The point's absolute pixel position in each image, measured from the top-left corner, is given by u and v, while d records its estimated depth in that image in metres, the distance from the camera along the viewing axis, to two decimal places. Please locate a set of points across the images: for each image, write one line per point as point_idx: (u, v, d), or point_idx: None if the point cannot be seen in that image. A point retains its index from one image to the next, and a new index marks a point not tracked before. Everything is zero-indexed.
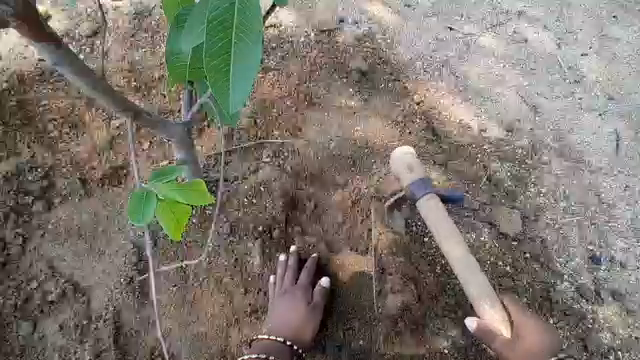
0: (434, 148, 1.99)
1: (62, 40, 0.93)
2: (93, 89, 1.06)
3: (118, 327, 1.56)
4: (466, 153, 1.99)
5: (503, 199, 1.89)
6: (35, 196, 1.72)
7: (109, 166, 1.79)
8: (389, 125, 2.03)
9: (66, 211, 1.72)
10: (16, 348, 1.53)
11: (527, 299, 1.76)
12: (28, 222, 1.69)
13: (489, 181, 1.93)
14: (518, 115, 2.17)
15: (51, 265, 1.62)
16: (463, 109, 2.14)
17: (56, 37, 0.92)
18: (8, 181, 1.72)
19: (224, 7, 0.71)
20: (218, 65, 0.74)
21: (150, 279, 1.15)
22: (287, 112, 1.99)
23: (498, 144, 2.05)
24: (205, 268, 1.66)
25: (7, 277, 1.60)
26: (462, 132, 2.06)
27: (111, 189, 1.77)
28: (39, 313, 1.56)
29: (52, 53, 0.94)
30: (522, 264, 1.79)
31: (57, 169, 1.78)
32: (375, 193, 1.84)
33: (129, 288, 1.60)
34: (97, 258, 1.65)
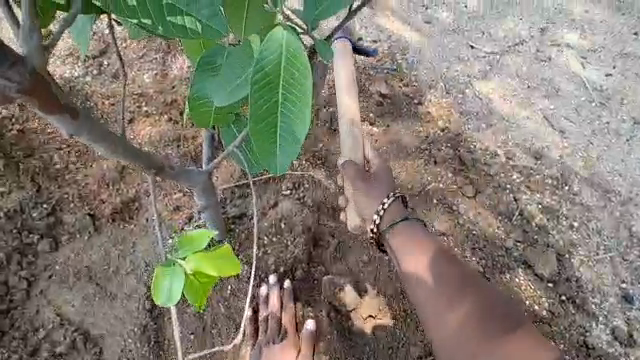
0: (463, 178, 1.88)
1: (77, 110, 0.90)
2: (113, 150, 1.03)
3: None
4: (494, 183, 1.90)
5: (535, 235, 1.80)
6: (41, 234, 1.61)
7: (120, 200, 1.69)
8: (413, 153, 1.92)
9: (74, 249, 1.62)
10: None
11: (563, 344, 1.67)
12: (33, 263, 1.58)
13: (521, 215, 1.83)
14: (546, 140, 2.05)
15: (59, 312, 1.52)
16: (488, 135, 2.03)
17: (71, 107, 0.89)
18: (11, 219, 1.60)
19: (268, 71, 0.78)
20: (262, 128, 0.83)
21: (176, 339, 1.13)
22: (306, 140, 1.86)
23: (527, 173, 1.95)
24: (223, 313, 1.56)
25: (12, 326, 1.50)
26: (489, 160, 1.96)
27: (122, 225, 1.67)
28: None
29: (68, 124, 0.91)
30: (557, 307, 1.71)
31: (65, 203, 1.67)
32: None
33: (144, 336, 1.51)
34: (108, 302, 1.55)
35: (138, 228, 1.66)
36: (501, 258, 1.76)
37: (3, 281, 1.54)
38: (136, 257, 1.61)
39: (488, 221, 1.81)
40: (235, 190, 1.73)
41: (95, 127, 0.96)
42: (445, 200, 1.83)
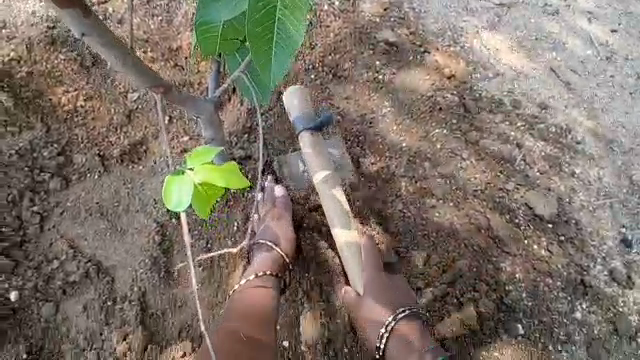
0: (467, 125, 1.88)
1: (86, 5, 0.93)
2: (122, 62, 1.05)
3: (144, 309, 1.46)
4: (498, 131, 1.90)
5: (539, 180, 1.81)
6: (52, 173, 1.65)
7: (128, 143, 1.73)
8: (419, 100, 1.91)
9: (84, 188, 1.65)
10: (38, 332, 1.41)
11: (560, 282, 1.64)
12: (45, 200, 1.61)
13: (525, 161, 1.84)
14: (552, 91, 2.05)
15: (72, 244, 1.54)
16: (494, 85, 2.02)
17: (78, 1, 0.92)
18: (22, 158, 1.64)
19: None
20: (258, 33, 0.81)
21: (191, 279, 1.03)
22: (311, 87, 1.89)
23: (531, 122, 1.96)
24: (229, 248, 1.60)
25: (25, 258, 1.50)
26: (494, 109, 1.96)
27: (130, 166, 1.70)
28: (61, 294, 1.46)
29: (77, 20, 0.94)
30: (556, 247, 1.70)
31: (73, 144, 1.71)
32: (404, 173, 1.75)
33: (154, 267, 1.52)
34: (118, 236, 1.57)
35: (146, 169, 1.70)
36: (501, 201, 1.72)
37: (16, 215, 1.57)
38: (145, 196, 1.64)
39: (492, 167, 1.79)
40: (240, 134, 1.75)
41: (107, 33, 0.99)
42: (448, 146, 1.81)
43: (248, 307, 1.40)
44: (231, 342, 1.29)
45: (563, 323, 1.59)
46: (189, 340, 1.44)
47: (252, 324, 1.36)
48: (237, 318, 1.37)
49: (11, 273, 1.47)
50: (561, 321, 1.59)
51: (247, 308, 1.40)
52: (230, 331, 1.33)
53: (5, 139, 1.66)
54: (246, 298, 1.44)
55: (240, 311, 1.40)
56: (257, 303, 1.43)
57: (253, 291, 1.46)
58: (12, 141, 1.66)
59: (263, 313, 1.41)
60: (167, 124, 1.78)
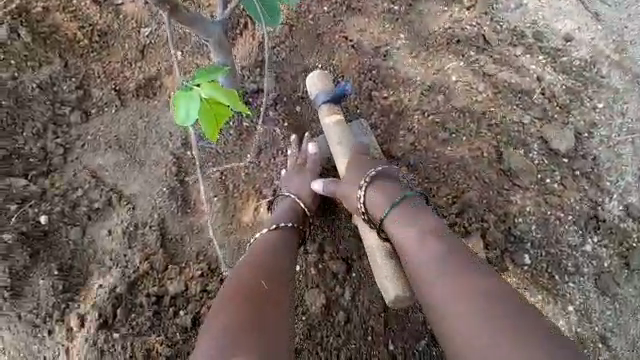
0: (485, 58, 1.82)
1: None
2: None
3: (164, 233, 1.54)
4: (517, 64, 1.83)
5: (557, 114, 1.76)
6: (72, 107, 1.70)
7: (143, 77, 1.75)
8: (435, 33, 1.84)
9: (103, 122, 1.70)
10: (67, 253, 1.50)
11: (573, 216, 1.61)
12: (67, 133, 1.68)
13: (544, 94, 1.78)
14: (578, 24, 1.94)
15: (95, 174, 1.62)
16: (516, 16, 1.93)
17: None
18: (44, 91, 1.70)
19: None
20: None
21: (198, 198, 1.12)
22: (324, 19, 1.82)
23: (553, 56, 1.88)
24: (243, 179, 1.62)
25: (52, 186, 1.59)
26: (514, 42, 1.88)
27: (146, 101, 1.73)
28: (87, 220, 1.55)
29: None
30: (571, 181, 1.65)
31: (90, 79, 1.75)
32: (418, 106, 1.72)
33: (172, 196, 1.58)
34: (136, 167, 1.64)
35: (161, 103, 1.73)
36: (516, 135, 1.69)
37: (41, 147, 1.64)
38: (160, 129, 1.68)
39: (509, 100, 1.74)
40: (252, 68, 1.74)
41: None
42: (465, 79, 1.76)
43: (269, 244, 1.35)
44: (252, 268, 1.23)
45: (574, 255, 1.57)
46: (206, 263, 1.51)
47: (274, 258, 1.30)
48: (259, 253, 1.31)
49: (40, 199, 1.56)
50: (571, 254, 1.57)
51: (268, 246, 1.35)
52: (251, 261, 1.27)
53: (26, 73, 1.70)
54: (268, 238, 1.38)
55: (262, 247, 1.34)
56: (279, 241, 1.37)
57: (277, 233, 1.40)
58: (33, 75, 1.70)
59: (285, 251, 1.35)
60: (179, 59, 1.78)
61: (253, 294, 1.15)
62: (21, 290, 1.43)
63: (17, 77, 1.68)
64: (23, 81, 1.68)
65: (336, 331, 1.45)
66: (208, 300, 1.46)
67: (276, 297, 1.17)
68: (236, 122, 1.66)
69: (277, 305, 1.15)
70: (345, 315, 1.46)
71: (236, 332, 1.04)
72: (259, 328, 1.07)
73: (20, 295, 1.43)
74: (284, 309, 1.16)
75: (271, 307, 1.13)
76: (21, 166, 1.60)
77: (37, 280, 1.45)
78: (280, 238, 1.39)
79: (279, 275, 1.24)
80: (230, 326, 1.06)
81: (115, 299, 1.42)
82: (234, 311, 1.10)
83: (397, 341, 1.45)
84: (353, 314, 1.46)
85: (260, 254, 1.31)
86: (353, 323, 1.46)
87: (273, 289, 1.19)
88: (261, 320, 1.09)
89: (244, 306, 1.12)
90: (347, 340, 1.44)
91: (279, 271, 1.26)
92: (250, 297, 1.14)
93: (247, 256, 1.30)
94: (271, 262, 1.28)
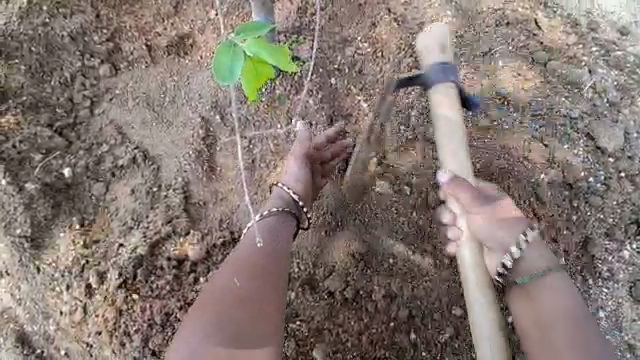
0: (536, 43, 1.70)
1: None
2: None
3: (187, 197, 1.49)
4: (569, 53, 1.72)
5: (606, 111, 1.64)
6: (102, 60, 1.65)
7: (175, 34, 1.69)
8: (484, 13, 1.74)
9: (132, 77, 1.65)
10: (89, 207, 1.47)
11: (613, 219, 1.53)
12: (95, 85, 1.63)
13: (594, 89, 1.66)
14: (636, 17, 1.81)
15: (121, 131, 1.58)
16: (571, 3, 1.81)
17: None
18: (74, 41, 1.64)
19: None
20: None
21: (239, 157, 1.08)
22: None
23: (608, 48, 1.75)
24: (271, 151, 1.57)
25: (78, 139, 1.56)
26: (568, 30, 1.76)
27: (177, 59, 1.67)
28: (111, 176, 1.51)
29: None
30: (614, 182, 1.56)
31: (122, 32, 1.69)
32: (460, 90, 1.62)
33: (197, 160, 1.53)
34: (164, 127, 1.59)
35: (192, 63, 1.67)
36: (561, 129, 1.60)
37: (69, 98, 1.60)
38: (190, 90, 1.62)
39: (557, 91, 1.64)
40: (289, 34, 1.66)
41: None
42: (512, 64, 1.67)
43: (267, 240, 1.26)
44: (242, 274, 1.19)
45: (608, 260, 1.51)
46: (229, 231, 1.46)
47: (268, 262, 1.22)
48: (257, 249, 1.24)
49: (65, 151, 1.52)
50: (605, 259, 1.50)
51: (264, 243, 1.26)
52: (244, 262, 1.21)
53: (57, 21, 1.64)
54: (266, 230, 1.29)
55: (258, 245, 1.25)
56: (272, 233, 1.28)
57: (278, 224, 1.30)
58: (64, 23, 1.64)
59: (282, 249, 1.26)
60: (213, 19, 1.71)
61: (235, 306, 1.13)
62: (42, 241, 1.41)
63: (48, 23, 1.63)
64: (54, 28, 1.63)
65: (359, 313, 1.40)
66: None
67: (257, 310, 1.13)
68: (269, 89, 1.59)
69: (254, 319, 1.12)
70: (368, 300, 1.41)
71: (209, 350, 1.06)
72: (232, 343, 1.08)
73: (40, 246, 1.41)
74: (265, 325, 1.13)
75: (249, 324, 1.11)
76: (47, 116, 1.56)
77: (57, 233, 1.43)
78: (275, 228, 1.29)
79: (267, 284, 1.18)
80: (206, 340, 1.08)
81: (136, 260, 1.38)
82: (211, 329, 1.09)
83: (420, 329, 1.40)
84: (378, 297, 1.41)
85: (251, 254, 1.23)
86: (376, 307, 1.40)
87: (256, 301, 1.15)
88: (236, 335, 1.09)
89: (223, 319, 1.12)
90: (369, 324, 1.39)
91: (267, 277, 1.19)
92: (231, 310, 1.12)
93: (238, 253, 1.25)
94: (260, 269, 1.20)
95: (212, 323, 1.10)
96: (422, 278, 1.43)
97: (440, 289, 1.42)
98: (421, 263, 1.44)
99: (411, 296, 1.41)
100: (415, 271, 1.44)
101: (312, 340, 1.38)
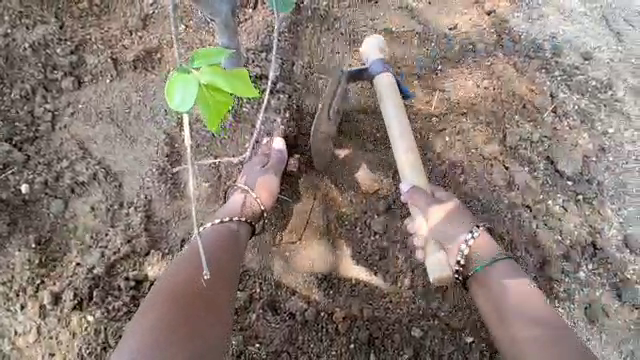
0: (501, 65, 1.74)
1: None
2: None
3: (149, 215, 1.47)
4: (532, 77, 1.76)
5: (566, 135, 1.69)
6: (65, 72, 1.62)
7: (143, 48, 1.67)
8: (450, 37, 1.78)
9: (96, 91, 1.62)
10: (46, 225, 1.43)
11: (570, 241, 1.57)
12: (57, 98, 1.60)
13: (555, 113, 1.71)
14: (600, 42, 1.86)
15: (82, 146, 1.54)
16: (536, 28, 1.85)
17: None
18: (36, 53, 1.60)
19: None
20: None
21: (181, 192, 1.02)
22: (338, 12, 1.78)
23: (570, 72, 1.80)
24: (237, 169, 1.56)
25: (36, 154, 1.52)
26: (532, 53, 1.81)
27: (143, 74, 1.65)
28: (70, 193, 1.48)
29: None
30: (572, 205, 1.61)
31: (87, 44, 1.66)
32: (425, 111, 1.65)
33: (162, 178, 1.51)
34: (127, 143, 1.56)
35: (159, 79, 1.65)
36: (524, 152, 1.63)
37: (29, 111, 1.57)
38: (155, 106, 1.60)
39: (520, 113, 1.68)
40: (257, 53, 1.67)
41: None
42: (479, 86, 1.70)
43: (221, 245, 1.32)
44: (199, 271, 1.23)
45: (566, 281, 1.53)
46: None
47: (223, 261, 1.28)
48: (209, 250, 1.29)
49: (22, 167, 1.48)
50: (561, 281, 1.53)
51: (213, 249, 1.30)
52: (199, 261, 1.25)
53: (19, 31, 1.61)
54: (221, 234, 1.36)
55: (212, 249, 1.30)
56: (228, 236, 1.36)
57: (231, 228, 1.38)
58: (26, 35, 1.61)
59: (238, 254, 1.34)
60: (182, 34, 1.70)
61: (187, 303, 1.16)
62: None
63: (10, 34, 1.60)
64: (15, 39, 1.60)
65: (319, 335, 1.39)
66: None
67: (217, 307, 1.18)
68: (235, 108, 1.60)
69: (207, 316, 1.16)
70: (329, 322, 1.40)
71: (172, 352, 1.08)
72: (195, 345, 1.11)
73: None
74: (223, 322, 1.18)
75: (210, 320, 1.16)
76: (6, 129, 1.53)
77: (12, 251, 1.39)
78: (231, 238, 1.36)
79: (219, 281, 1.23)
80: (160, 340, 1.09)
81: (91, 281, 1.36)
82: (175, 333, 1.10)
83: (379, 351, 1.39)
84: (338, 320, 1.40)
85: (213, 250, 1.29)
86: (336, 329, 1.40)
87: (215, 298, 1.20)
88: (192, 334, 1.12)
89: (177, 315, 1.13)
90: (329, 346, 1.38)
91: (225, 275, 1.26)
92: (194, 308, 1.15)
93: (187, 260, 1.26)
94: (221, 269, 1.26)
95: (174, 325, 1.12)
96: (382, 299, 1.43)
97: (401, 311, 1.42)
98: (382, 284, 1.44)
99: (372, 317, 1.41)
100: (376, 293, 1.43)
101: None
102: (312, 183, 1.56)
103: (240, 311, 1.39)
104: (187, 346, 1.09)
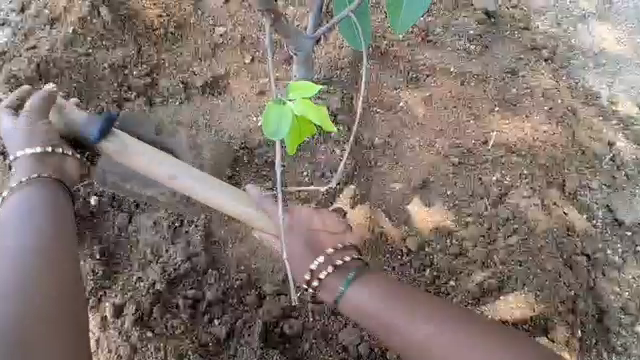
0: (558, 111, 1.75)
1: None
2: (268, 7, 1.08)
3: (208, 234, 1.49)
4: (590, 123, 1.76)
5: (625, 184, 1.67)
6: (138, 93, 1.71)
7: (211, 74, 1.75)
8: (508, 79, 1.80)
9: (166, 112, 1.70)
10: (111, 237, 1.48)
11: (628, 294, 1.52)
12: (129, 117, 1.68)
13: (613, 162, 1.70)
14: None
15: None
16: (594, 76, 1.87)
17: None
18: (114, 72, 1.71)
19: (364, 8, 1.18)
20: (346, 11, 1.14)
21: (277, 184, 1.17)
22: (398, 49, 1.83)
23: (628, 122, 1.79)
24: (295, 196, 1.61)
25: None
26: (588, 101, 1.82)
27: (210, 98, 1.73)
28: (135, 208, 1.52)
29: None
30: (631, 256, 1.57)
31: (161, 68, 1.75)
32: (483, 151, 1.66)
33: None
34: (192, 163, 1.63)
35: (224, 104, 1.72)
36: (582, 198, 1.62)
37: None
38: (220, 130, 1.68)
39: (577, 159, 1.67)
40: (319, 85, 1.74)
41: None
42: (537, 130, 1.70)
43: (30, 207, 1.17)
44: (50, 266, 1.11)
45: (623, 335, 1.48)
46: (247, 273, 1.45)
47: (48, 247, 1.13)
48: (15, 217, 1.16)
49: (94, 179, 1.55)
50: (619, 332, 1.48)
51: (48, 211, 1.17)
52: (57, 252, 1.13)
53: (100, 52, 1.72)
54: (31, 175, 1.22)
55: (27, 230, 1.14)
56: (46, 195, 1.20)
57: (44, 190, 1.20)
58: (106, 55, 1.72)
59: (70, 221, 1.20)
60: (248, 64, 1.77)
61: (53, 304, 1.07)
62: None
63: (90, 53, 1.71)
64: (96, 58, 1.71)
65: None
66: (243, 312, 1.41)
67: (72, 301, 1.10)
68: None
69: (59, 310, 1.07)
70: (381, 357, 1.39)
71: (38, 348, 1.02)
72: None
73: None
74: (72, 305, 1.10)
75: (65, 313, 1.08)
76: None
77: (78, 261, 1.46)
78: (49, 193, 1.20)
79: (57, 262, 1.12)
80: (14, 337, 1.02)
81: (153, 296, 1.40)
82: (41, 328, 1.04)
83: None
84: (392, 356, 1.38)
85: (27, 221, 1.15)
86: None
87: (71, 293, 1.11)
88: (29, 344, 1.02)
89: (28, 317, 1.04)
90: None
91: (65, 267, 1.13)
92: (57, 304, 1.08)
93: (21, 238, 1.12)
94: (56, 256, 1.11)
95: (43, 320, 1.05)
96: None
97: None
98: None
99: None
100: None
101: None
102: (368, 212, 1.59)
103: (293, 339, 1.40)
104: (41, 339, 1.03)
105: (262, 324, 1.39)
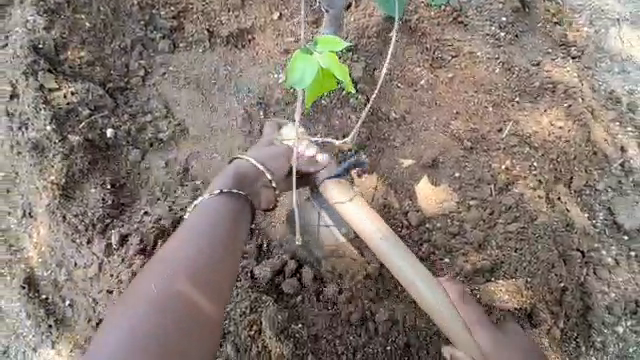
0: (578, 109, 1.74)
1: None
2: None
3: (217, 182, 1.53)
4: (605, 127, 1.76)
5: (631, 191, 1.68)
6: (164, 35, 1.71)
7: (237, 26, 1.74)
8: (532, 71, 1.80)
9: (188, 58, 1.70)
10: (122, 171, 1.53)
11: (616, 294, 1.55)
12: (151, 57, 1.69)
13: (622, 167, 1.70)
14: None
15: (166, 106, 1.63)
16: (617, 80, 1.85)
17: None
18: (142, 11, 1.71)
19: None
20: None
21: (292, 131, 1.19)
22: (427, 26, 1.82)
23: None
24: None
25: (124, 104, 1.62)
26: (607, 104, 1.81)
27: (233, 50, 1.73)
28: (149, 146, 1.57)
29: None
30: (624, 260, 1.60)
31: (188, 13, 1.75)
32: (495, 139, 1.67)
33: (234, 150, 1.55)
34: (208, 111, 1.64)
35: (247, 58, 1.72)
36: (583, 198, 1.65)
37: (125, 63, 1.66)
38: (240, 82, 1.68)
39: (587, 160, 1.69)
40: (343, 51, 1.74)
41: None
42: (552, 125, 1.71)
43: (226, 218, 1.20)
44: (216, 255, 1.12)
45: (603, 332, 1.53)
46: (250, 224, 1.49)
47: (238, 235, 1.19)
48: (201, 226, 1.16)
49: (111, 112, 1.58)
50: (599, 329, 1.52)
51: (227, 215, 1.21)
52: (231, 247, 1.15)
53: None
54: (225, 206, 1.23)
55: (229, 230, 1.18)
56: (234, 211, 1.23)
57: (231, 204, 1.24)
58: None
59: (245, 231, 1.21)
60: (275, 21, 1.76)
61: (199, 294, 1.06)
62: (72, 193, 1.47)
63: None
64: None
65: (358, 330, 1.42)
66: (242, 260, 1.45)
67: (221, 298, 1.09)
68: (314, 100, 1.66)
69: (199, 305, 1.05)
70: (370, 320, 1.42)
71: (165, 343, 0.98)
72: (186, 353, 0.99)
73: (71, 197, 1.46)
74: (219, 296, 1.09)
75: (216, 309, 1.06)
76: (102, 74, 1.63)
77: (89, 188, 1.48)
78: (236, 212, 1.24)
79: (226, 263, 1.13)
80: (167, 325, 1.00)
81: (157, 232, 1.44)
82: (181, 316, 1.02)
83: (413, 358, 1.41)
84: (380, 320, 1.42)
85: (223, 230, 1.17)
86: (375, 329, 1.42)
87: (222, 285, 1.10)
88: (182, 338, 1.00)
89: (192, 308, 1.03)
90: (366, 342, 1.41)
91: (231, 258, 1.14)
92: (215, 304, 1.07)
93: (197, 230, 1.15)
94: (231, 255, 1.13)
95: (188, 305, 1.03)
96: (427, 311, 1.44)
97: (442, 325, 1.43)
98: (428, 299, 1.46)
99: (412, 325, 1.43)
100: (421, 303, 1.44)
101: (310, 345, 1.39)
102: (374, 182, 1.62)
103: (287, 291, 1.43)
104: (170, 324, 1.00)
105: (259, 272, 1.43)
